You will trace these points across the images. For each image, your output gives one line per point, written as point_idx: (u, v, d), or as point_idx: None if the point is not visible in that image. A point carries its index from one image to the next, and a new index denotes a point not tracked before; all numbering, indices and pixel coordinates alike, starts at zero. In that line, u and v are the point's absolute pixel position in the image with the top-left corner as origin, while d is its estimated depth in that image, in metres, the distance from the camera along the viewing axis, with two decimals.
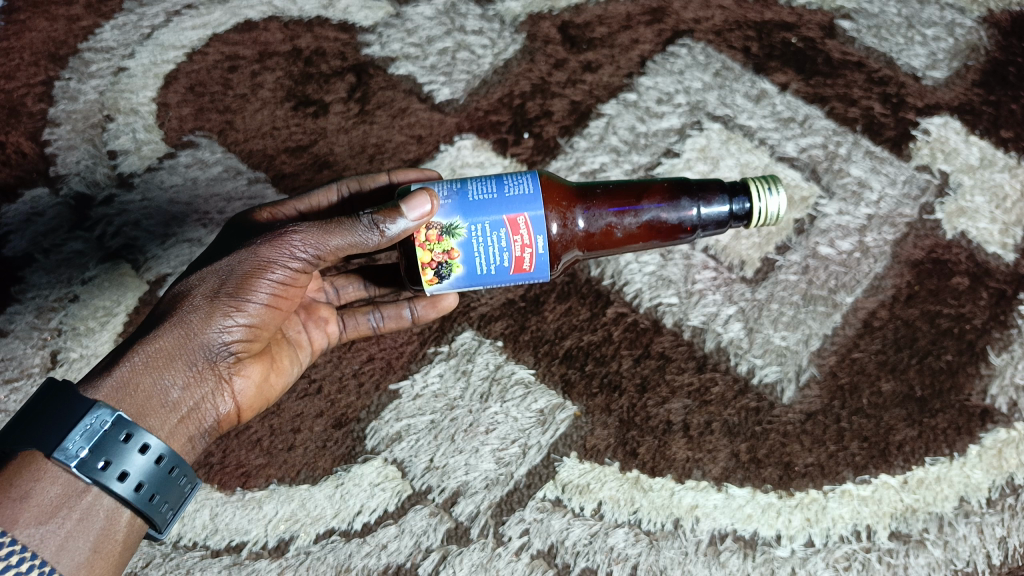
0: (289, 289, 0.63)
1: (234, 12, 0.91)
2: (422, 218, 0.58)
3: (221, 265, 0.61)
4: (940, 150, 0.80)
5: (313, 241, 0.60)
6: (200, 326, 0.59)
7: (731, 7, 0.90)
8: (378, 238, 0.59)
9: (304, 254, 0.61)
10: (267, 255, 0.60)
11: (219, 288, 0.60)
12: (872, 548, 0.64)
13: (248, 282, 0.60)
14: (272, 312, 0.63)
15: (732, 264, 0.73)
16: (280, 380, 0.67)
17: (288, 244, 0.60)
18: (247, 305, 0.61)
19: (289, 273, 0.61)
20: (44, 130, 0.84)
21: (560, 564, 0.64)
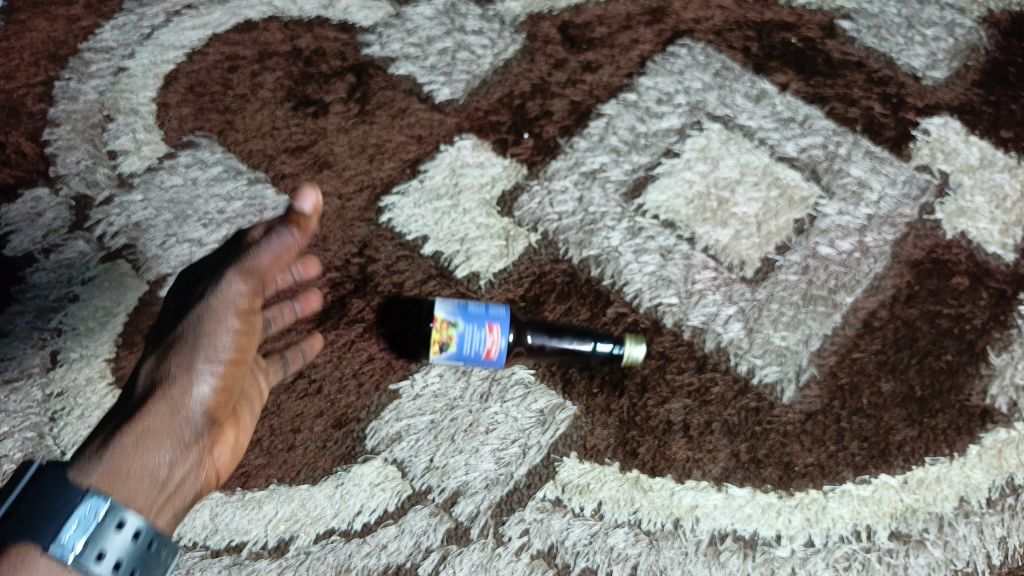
0: (248, 338, 0.66)
1: (234, 12, 0.92)
2: (314, 206, 0.69)
3: (183, 330, 0.64)
4: (940, 150, 0.80)
5: (250, 272, 0.66)
6: (180, 393, 0.62)
7: (731, 7, 0.91)
8: (295, 236, 0.68)
9: (247, 287, 0.66)
10: (219, 303, 0.65)
11: (184, 347, 0.63)
12: (872, 548, 0.64)
13: (212, 335, 0.64)
14: (236, 369, 0.64)
15: (732, 264, 0.74)
16: (248, 435, 0.67)
17: (234, 289, 0.65)
18: (216, 361, 0.63)
19: (242, 318, 0.65)
20: (44, 130, 0.84)
21: (560, 564, 0.64)
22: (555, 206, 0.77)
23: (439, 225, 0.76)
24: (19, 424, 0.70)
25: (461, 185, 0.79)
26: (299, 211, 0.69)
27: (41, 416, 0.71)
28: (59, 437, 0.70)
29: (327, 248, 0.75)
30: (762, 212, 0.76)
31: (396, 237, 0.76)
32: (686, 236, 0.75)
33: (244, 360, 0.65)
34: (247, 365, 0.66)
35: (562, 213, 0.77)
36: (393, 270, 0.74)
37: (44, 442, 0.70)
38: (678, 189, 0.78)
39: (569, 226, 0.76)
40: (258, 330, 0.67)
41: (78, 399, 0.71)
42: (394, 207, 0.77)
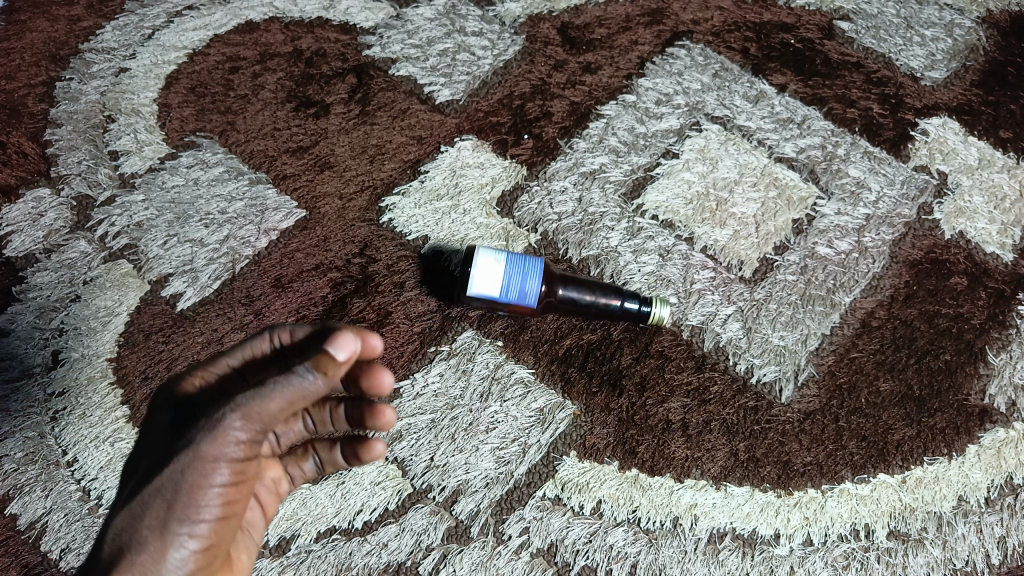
0: (242, 487, 0.48)
1: (236, 14, 0.93)
2: (351, 356, 0.45)
3: (162, 482, 0.46)
4: (939, 150, 0.81)
5: (254, 418, 0.45)
6: (149, 566, 0.46)
7: (729, 8, 0.91)
8: (319, 385, 0.44)
9: (249, 435, 0.46)
10: (209, 452, 0.45)
11: (164, 504, 0.46)
12: (870, 546, 0.64)
13: (196, 498, 0.46)
14: (229, 523, 0.49)
15: (731, 264, 0.74)
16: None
17: (229, 431, 0.45)
18: (199, 527, 0.47)
19: (238, 471, 0.47)
20: (45, 130, 0.85)
21: (560, 563, 0.65)
22: (555, 206, 0.77)
23: (439, 225, 0.77)
24: (19, 424, 0.70)
25: (461, 186, 0.79)
26: (329, 359, 0.44)
27: (41, 416, 0.71)
28: (60, 437, 0.70)
29: (328, 248, 0.76)
30: (761, 212, 0.76)
31: (397, 237, 0.76)
32: (685, 236, 0.76)
33: (239, 511, 0.49)
34: (242, 514, 0.50)
35: (562, 213, 0.77)
36: (393, 270, 0.74)
37: (45, 442, 0.70)
38: (678, 190, 0.78)
39: (569, 226, 0.76)
40: (253, 479, 0.49)
41: (79, 399, 0.71)
42: (395, 208, 0.78)
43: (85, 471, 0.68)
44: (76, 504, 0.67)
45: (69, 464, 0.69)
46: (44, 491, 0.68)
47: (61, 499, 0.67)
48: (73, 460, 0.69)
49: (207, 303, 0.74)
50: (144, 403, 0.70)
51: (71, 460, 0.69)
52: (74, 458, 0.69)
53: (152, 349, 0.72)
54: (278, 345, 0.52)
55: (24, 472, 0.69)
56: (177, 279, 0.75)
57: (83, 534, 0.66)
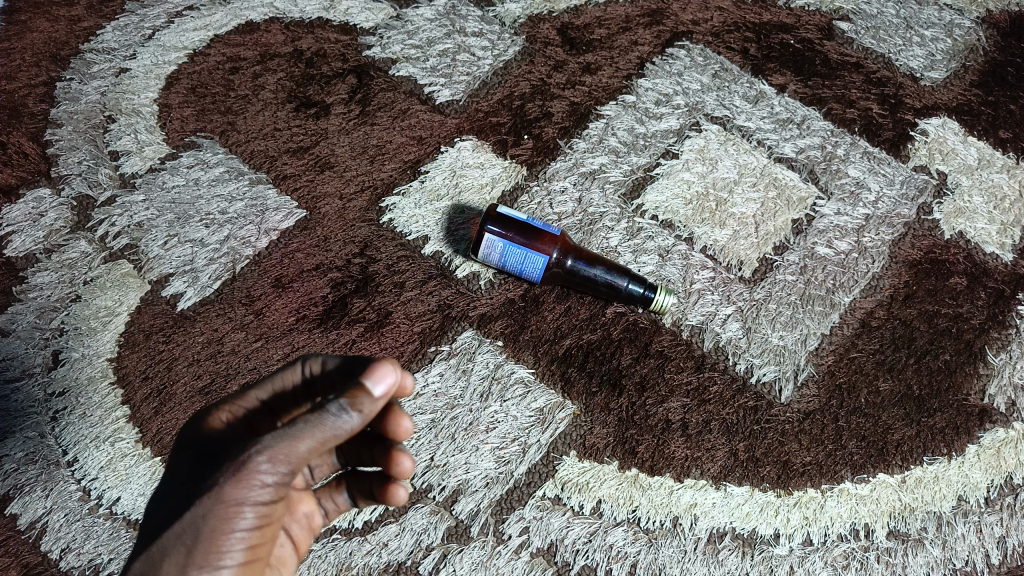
0: (268, 526, 0.46)
1: (237, 14, 0.93)
2: (388, 390, 0.43)
3: (179, 531, 0.44)
4: (938, 150, 0.81)
5: (283, 459, 0.43)
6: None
7: (729, 9, 0.92)
8: (354, 423, 0.43)
9: (275, 477, 0.43)
10: (233, 496, 0.43)
11: (182, 554, 0.44)
12: (870, 546, 0.64)
13: (217, 544, 0.44)
14: (253, 564, 0.46)
15: (730, 264, 0.74)
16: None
17: (256, 474, 0.43)
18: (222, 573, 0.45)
19: (262, 513, 0.45)
20: (45, 130, 0.85)
21: (560, 562, 0.64)
22: (555, 206, 0.77)
23: (439, 225, 0.77)
24: (19, 424, 0.70)
25: (461, 186, 0.79)
26: (364, 395, 0.42)
27: (42, 416, 0.71)
28: (60, 437, 0.70)
29: (328, 249, 0.76)
30: (760, 212, 0.77)
31: (397, 237, 0.76)
32: (685, 236, 0.76)
33: (265, 550, 0.47)
34: (268, 552, 0.48)
35: (562, 213, 0.77)
36: (393, 270, 0.74)
37: (45, 442, 0.70)
38: (678, 190, 0.78)
39: (569, 226, 0.76)
40: (278, 517, 0.47)
41: (79, 399, 0.71)
42: (395, 208, 0.78)
43: (85, 471, 0.68)
44: (76, 504, 0.67)
45: (69, 464, 0.69)
46: (44, 491, 0.68)
47: (61, 499, 0.67)
48: (73, 460, 0.69)
49: (207, 303, 0.74)
50: (144, 402, 0.70)
51: (72, 460, 0.69)
52: (74, 459, 0.69)
53: (153, 349, 0.72)
54: (308, 374, 0.50)
55: (23, 472, 0.69)
56: (177, 280, 0.75)
57: (83, 533, 0.66)
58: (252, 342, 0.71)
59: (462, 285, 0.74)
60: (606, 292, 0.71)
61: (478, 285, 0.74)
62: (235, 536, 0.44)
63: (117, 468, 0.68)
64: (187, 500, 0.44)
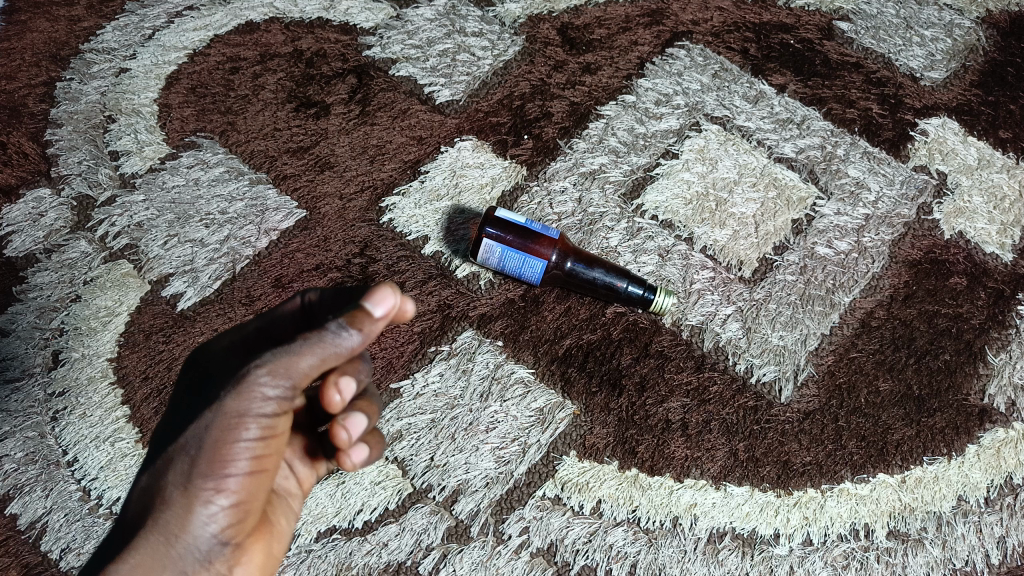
0: (272, 442, 0.49)
1: (236, 14, 0.93)
2: (389, 314, 0.46)
3: (189, 438, 0.47)
4: (938, 150, 0.81)
5: (282, 373, 0.46)
6: (179, 523, 0.47)
7: (729, 9, 0.92)
8: (354, 341, 0.46)
9: (277, 391, 0.47)
10: (235, 408, 0.46)
11: (190, 461, 0.47)
12: (870, 546, 0.64)
13: (220, 452, 0.47)
14: (258, 479, 0.49)
15: (730, 264, 0.74)
16: (280, 544, 0.56)
17: (257, 387, 0.46)
18: (227, 482, 0.47)
19: (265, 426, 0.48)
20: (45, 130, 0.85)
21: (560, 562, 0.65)
22: (555, 206, 0.77)
23: (439, 225, 0.77)
24: (20, 424, 0.70)
25: (461, 186, 0.79)
26: (364, 316, 0.46)
27: (42, 416, 0.71)
28: (60, 437, 0.70)
29: (328, 249, 0.76)
30: (760, 212, 0.77)
31: (397, 237, 0.76)
32: (685, 236, 0.76)
33: (271, 467, 0.50)
34: (275, 470, 0.50)
35: (562, 213, 0.77)
36: (393, 270, 0.74)
37: (45, 442, 0.70)
38: (677, 190, 0.78)
39: (569, 226, 0.76)
40: (284, 435, 0.49)
41: (79, 399, 0.71)
42: (395, 208, 0.78)
43: (85, 471, 0.68)
44: (76, 504, 0.67)
45: (69, 464, 0.69)
46: (44, 491, 0.68)
47: (61, 499, 0.67)
48: (73, 460, 0.69)
49: (207, 303, 0.74)
50: (144, 402, 0.70)
51: (72, 460, 0.69)
52: (75, 459, 0.69)
53: (153, 349, 0.72)
54: (304, 303, 0.50)
55: (23, 472, 0.69)
56: (177, 280, 0.75)
57: (83, 534, 0.66)
58: None
59: (462, 285, 0.74)
60: (605, 293, 0.71)
61: (478, 285, 0.74)
62: (237, 449, 0.47)
63: (117, 469, 0.68)
64: (195, 412, 0.48)
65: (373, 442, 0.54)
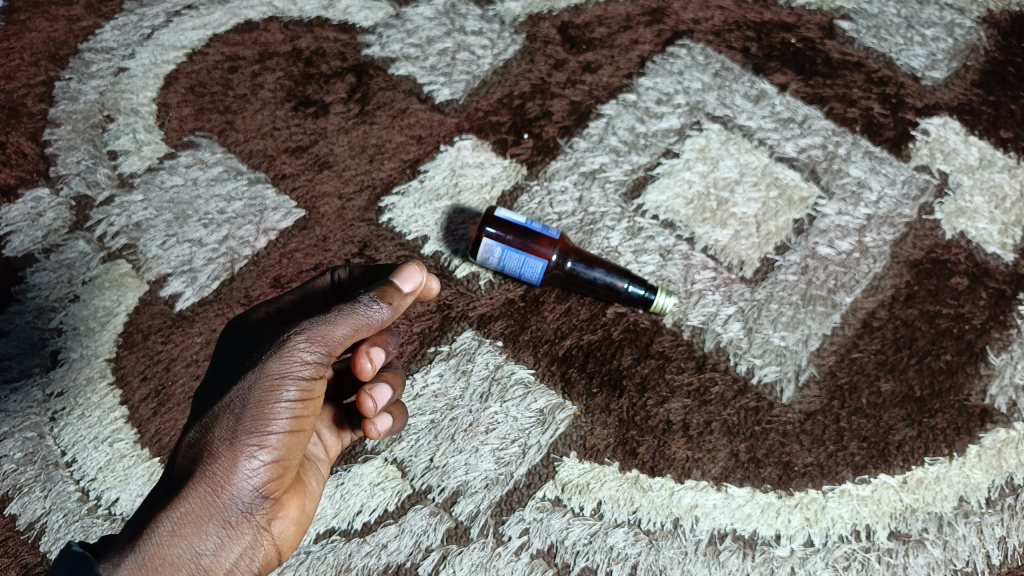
0: (310, 404, 0.51)
1: (235, 13, 0.93)
2: (416, 289, 0.56)
3: (232, 398, 0.49)
4: (940, 150, 0.81)
5: (321, 340, 0.50)
6: (225, 475, 0.48)
7: (731, 7, 0.92)
8: (383, 314, 0.53)
9: (314, 357, 0.50)
10: (277, 370, 0.49)
11: (234, 418, 0.49)
12: (871, 547, 0.64)
13: (265, 410, 0.49)
14: (296, 438, 0.51)
15: (732, 264, 0.74)
16: (311, 504, 0.58)
17: (297, 352, 0.50)
18: (269, 438, 0.49)
19: (304, 389, 0.50)
20: (44, 130, 0.85)
21: (560, 564, 0.64)
22: (556, 206, 0.77)
23: (439, 225, 0.76)
24: (19, 425, 0.70)
25: (461, 185, 0.79)
26: (396, 291, 0.54)
27: (41, 417, 0.70)
28: (59, 437, 0.69)
29: (328, 248, 0.75)
30: (761, 212, 0.76)
31: (397, 237, 0.76)
32: (685, 236, 0.75)
33: (308, 427, 0.52)
34: (310, 432, 0.53)
35: (562, 213, 0.76)
36: None
37: (45, 442, 0.69)
38: (678, 190, 0.78)
39: (569, 226, 0.76)
40: (319, 399, 0.52)
41: (79, 399, 0.70)
42: (394, 207, 0.77)
43: (84, 472, 0.68)
44: (76, 504, 0.67)
45: (68, 464, 0.69)
46: (44, 491, 0.67)
47: (61, 499, 0.67)
48: (73, 460, 0.69)
49: (206, 303, 0.73)
50: (143, 403, 0.70)
51: (70, 460, 0.69)
52: (73, 459, 0.69)
53: (152, 349, 0.72)
54: (334, 279, 0.61)
55: (23, 472, 0.68)
56: (176, 280, 0.75)
57: (83, 534, 0.66)
58: None
59: (462, 285, 0.74)
60: (606, 293, 0.70)
61: (478, 285, 0.74)
62: (278, 409, 0.49)
63: (117, 469, 0.68)
64: (236, 377, 0.50)
65: (396, 413, 0.62)
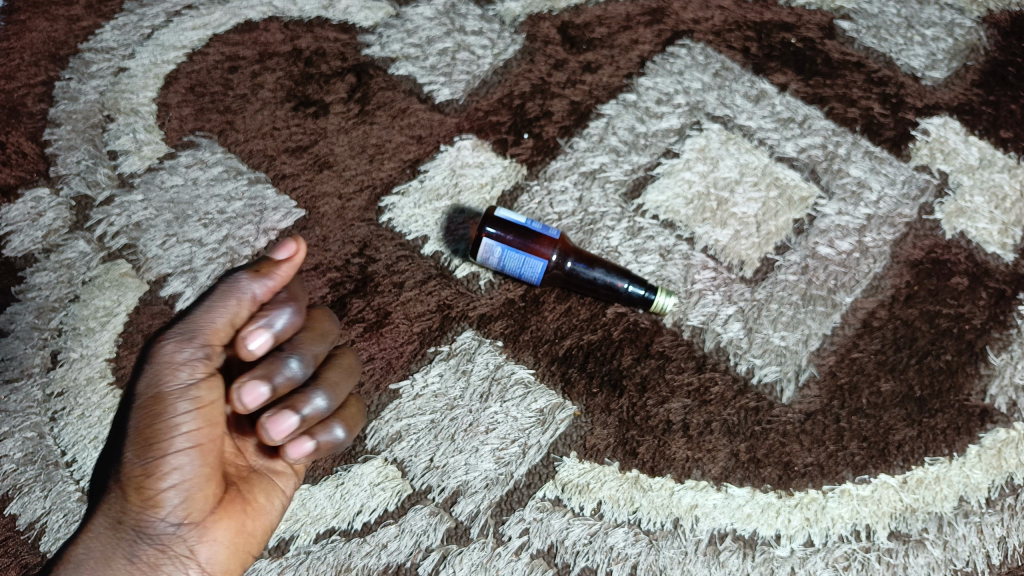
0: (202, 413, 0.51)
1: (235, 12, 0.93)
2: (290, 259, 0.54)
3: (125, 420, 0.51)
4: (940, 150, 0.81)
5: (191, 343, 0.52)
6: (134, 495, 0.50)
7: (731, 7, 0.92)
8: (258, 288, 0.53)
9: (190, 362, 0.51)
10: (156, 384, 0.51)
11: (123, 436, 0.51)
12: (871, 547, 0.64)
13: (149, 427, 0.50)
14: (200, 450, 0.51)
15: (732, 264, 0.74)
16: (259, 518, 0.57)
17: (172, 360, 0.51)
18: (163, 457, 0.50)
19: (190, 398, 0.51)
20: (44, 130, 0.85)
21: (560, 564, 0.64)
22: (555, 206, 0.77)
23: (439, 224, 0.76)
24: (19, 425, 0.70)
25: (461, 185, 0.79)
26: (272, 265, 0.54)
27: (41, 417, 0.70)
28: (59, 437, 0.69)
29: (328, 248, 0.75)
30: (761, 212, 0.76)
31: (396, 237, 0.76)
32: (685, 236, 0.75)
33: (212, 436, 0.52)
34: (219, 441, 0.53)
35: (562, 213, 0.77)
36: (393, 270, 0.74)
37: (44, 442, 0.69)
38: (678, 189, 0.78)
39: (569, 226, 0.76)
40: (216, 406, 0.52)
41: (79, 399, 0.70)
42: (394, 207, 0.77)
43: (84, 472, 0.68)
44: (76, 504, 0.67)
45: (68, 464, 0.69)
46: (45, 491, 0.67)
47: (61, 499, 0.67)
48: (73, 460, 0.69)
49: None
50: None
51: (71, 460, 0.69)
52: (74, 459, 0.69)
53: None
54: None
55: (24, 472, 0.68)
56: (176, 280, 0.75)
57: None
58: None
59: (462, 285, 0.74)
60: (606, 293, 0.70)
61: (478, 285, 0.74)
62: (163, 423, 0.50)
63: None
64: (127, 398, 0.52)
65: (324, 436, 0.54)
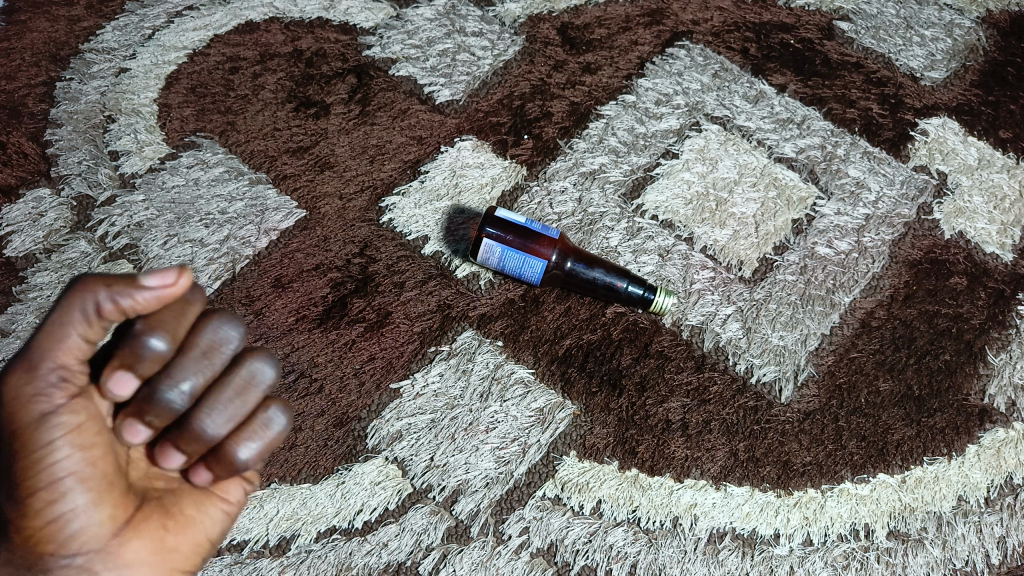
0: (75, 440, 0.46)
1: (236, 14, 0.93)
2: (157, 288, 0.44)
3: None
4: (938, 150, 0.81)
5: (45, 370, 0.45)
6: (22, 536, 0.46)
7: (730, 8, 0.92)
8: (109, 310, 0.45)
9: (51, 391, 0.45)
10: (18, 419, 0.45)
11: None
12: (870, 546, 0.64)
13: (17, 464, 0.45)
14: (80, 478, 0.46)
15: (730, 264, 0.74)
16: (181, 530, 0.51)
17: (29, 391, 0.45)
18: (39, 494, 0.45)
19: (55, 428, 0.45)
20: (45, 131, 0.85)
21: (560, 562, 0.64)
22: (555, 206, 0.77)
23: (439, 225, 0.77)
24: None
25: (461, 186, 0.79)
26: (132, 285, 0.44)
27: None
28: None
29: (328, 248, 0.76)
30: (760, 212, 0.77)
31: (397, 237, 0.76)
32: (684, 236, 0.76)
33: (93, 463, 0.46)
34: (103, 464, 0.47)
35: (562, 213, 0.77)
36: (394, 270, 0.74)
37: None
38: (677, 190, 0.78)
39: (569, 226, 0.76)
40: (93, 430, 0.46)
41: None
42: (395, 208, 0.78)
43: None
44: None
45: None
46: None
47: None
48: None
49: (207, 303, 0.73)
50: None
51: None
52: None
53: None
54: None
55: None
56: None
57: None
58: (251, 341, 0.71)
59: (462, 285, 0.74)
60: (605, 294, 0.71)
61: (478, 285, 0.74)
62: (31, 460, 0.45)
63: None
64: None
65: (225, 469, 0.47)
